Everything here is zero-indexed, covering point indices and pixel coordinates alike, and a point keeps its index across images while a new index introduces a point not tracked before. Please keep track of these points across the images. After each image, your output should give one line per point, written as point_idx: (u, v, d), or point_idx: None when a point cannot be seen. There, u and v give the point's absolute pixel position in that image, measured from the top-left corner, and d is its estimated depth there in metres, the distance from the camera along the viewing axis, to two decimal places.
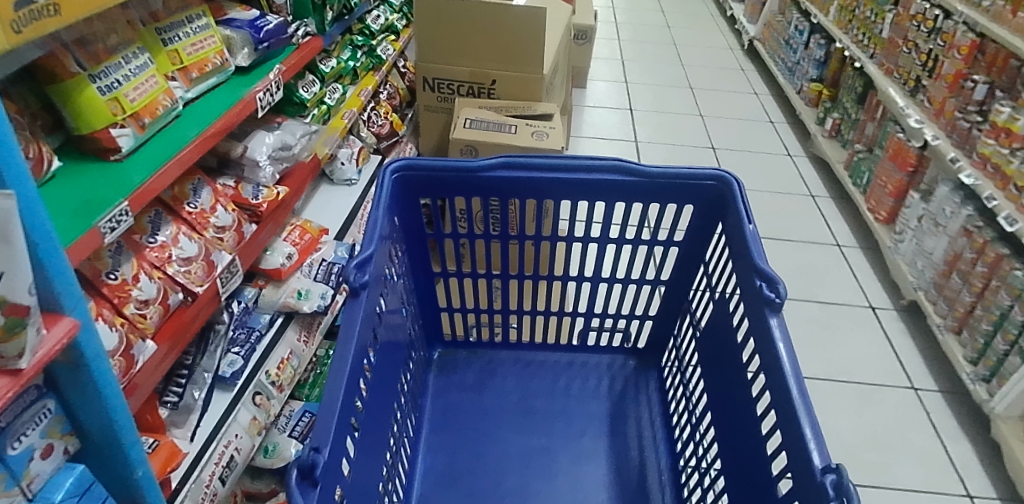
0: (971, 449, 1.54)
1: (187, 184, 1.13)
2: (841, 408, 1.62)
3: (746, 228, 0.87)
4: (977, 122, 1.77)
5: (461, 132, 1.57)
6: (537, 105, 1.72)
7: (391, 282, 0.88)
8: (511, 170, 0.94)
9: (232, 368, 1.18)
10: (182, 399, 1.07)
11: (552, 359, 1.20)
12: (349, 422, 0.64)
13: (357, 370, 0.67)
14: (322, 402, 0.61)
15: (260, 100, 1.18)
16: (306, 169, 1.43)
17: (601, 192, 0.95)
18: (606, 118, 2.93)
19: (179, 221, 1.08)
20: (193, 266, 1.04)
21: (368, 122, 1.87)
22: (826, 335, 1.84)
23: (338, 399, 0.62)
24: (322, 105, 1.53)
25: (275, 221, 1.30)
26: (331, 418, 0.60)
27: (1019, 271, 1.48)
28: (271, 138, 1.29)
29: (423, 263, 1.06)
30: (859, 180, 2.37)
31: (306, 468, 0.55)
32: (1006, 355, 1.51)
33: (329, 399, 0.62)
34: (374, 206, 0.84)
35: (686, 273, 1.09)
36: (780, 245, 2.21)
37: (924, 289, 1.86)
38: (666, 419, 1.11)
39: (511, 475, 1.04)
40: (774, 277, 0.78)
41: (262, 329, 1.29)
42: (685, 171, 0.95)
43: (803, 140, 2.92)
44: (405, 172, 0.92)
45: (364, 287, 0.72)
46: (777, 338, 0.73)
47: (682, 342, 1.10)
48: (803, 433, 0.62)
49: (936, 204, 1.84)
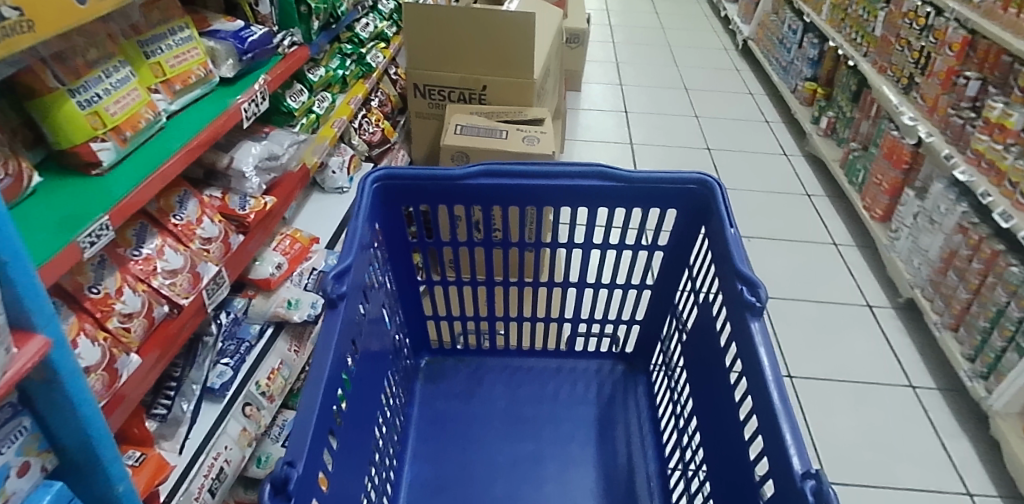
0: (971, 448, 1.53)
1: (173, 196, 1.13)
2: (839, 408, 1.60)
3: (728, 231, 0.87)
4: (970, 119, 1.77)
5: (451, 139, 1.57)
6: (528, 110, 1.71)
7: (372, 291, 0.87)
8: (492, 178, 0.93)
9: (222, 379, 1.18)
10: (171, 411, 1.07)
11: (540, 365, 1.19)
12: (326, 433, 0.64)
13: (335, 380, 0.67)
14: (298, 412, 0.61)
15: (245, 110, 1.18)
16: (295, 179, 1.42)
17: (583, 198, 0.94)
18: (601, 120, 2.92)
19: (164, 233, 1.08)
20: (178, 278, 1.04)
21: (359, 130, 1.87)
22: (823, 335, 1.83)
23: (314, 410, 0.61)
24: (311, 115, 1.53)
25: (264, 230, 1.30)
26: (306, 429, 0.59)
27: (1014, 266, 1.47)
28: (257, 148, 1.29)
29: (408, 271, 1.06)
30: (856, 179, 2.36)
31: (279, 483, 0.54)
32: (1004, 351, 1.49)
33: (305, 410, 0.61)
34: (353, 216, 0.83)
35: (672, 276, 1.08)
36: (777, 245, 2.20)
37: (920, 287, 1.85)
38: (655, 423, 1.11)
39: (499, 483, 1.03)
40: (755, 280, 0.77)
41: (252, 340, 1.29)
42: (667, 175, 0.94)
43: (798, 139, 2.92)
44: (385, 181, 0.92)
45: (342, 298, 0.71)
46: (759, 341, 0.72)
47: (669, 345, 1.09)
48: (784, 438, 0.62)
49: (931, 201, 1.83)
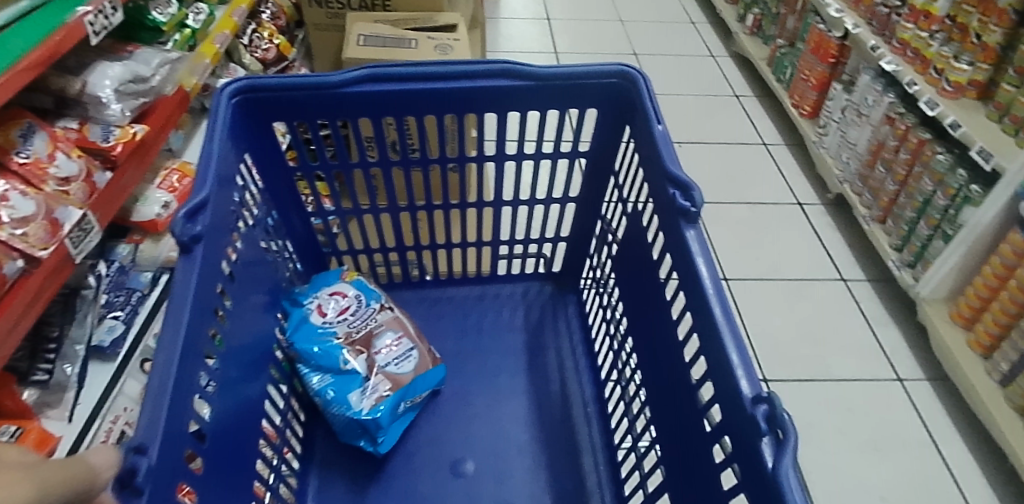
0: (899, 334, 1.57)
1: (14, 130, 0.92)
2: (773, 305, 1.62)
3: (655, 129, 0.77)
4: (895, 7, 1.71)
5: (353, 51, 1.36)
6: (438, 16, 1.50)
7: (246, 226, 0.74)
8: (378, 83, 0.80)
9: (112, 335, 1.01)
10: (54, 377, 0.91)
11: (462, 294, 1.11)
12: (195, 368, 0.55)
13: (201, 314, 0.57)
14: (200, 151, 0.67)
15: (91, 24, 0.95)
16: (172, 104, 1.22)
17: (490, 101, 0.83)
18: (523, 29, 2.73)
19: (7, 175, 0.89)
20: (31, 227, 0.84)
21: (249, 47, 1.65)
22: (756, 235, 1.82)
23: (185, 314, 0.54)
24: (184, 30, 1.31)
25: (137, 165, 1.10)
26: (183, 311, 0.54)
27: (941, 154, 1.48)
28: (116, 69, 1.08)
29: (295, 203, 0.92)
30: (782, 76, 2.30)
31: (125, 474, 0.43)
32: (930, 240, 1.52)
33: (206, 151, 0.67)
34: (207, 137, 0.68)
35: (597, 184, 0.98)
36: (708, 149, 2.15)
37: (849, 182, 1.85)
38: (588, 346, 1.05)
39: (424, 424, 0.95)
40: (688, 183, 0.68)
41: (145, 290, 1.11)
42: (586, 67, 0.82)
43: (725, 40, 2.82)
44: (246, 94, 0.76)
45: (198, 240, 0.59)
46: (696, 251, 0.64)
47: (600, 262, 1.02)
48: (729, 359, 0.55)
49: (859, 94, 1.80)
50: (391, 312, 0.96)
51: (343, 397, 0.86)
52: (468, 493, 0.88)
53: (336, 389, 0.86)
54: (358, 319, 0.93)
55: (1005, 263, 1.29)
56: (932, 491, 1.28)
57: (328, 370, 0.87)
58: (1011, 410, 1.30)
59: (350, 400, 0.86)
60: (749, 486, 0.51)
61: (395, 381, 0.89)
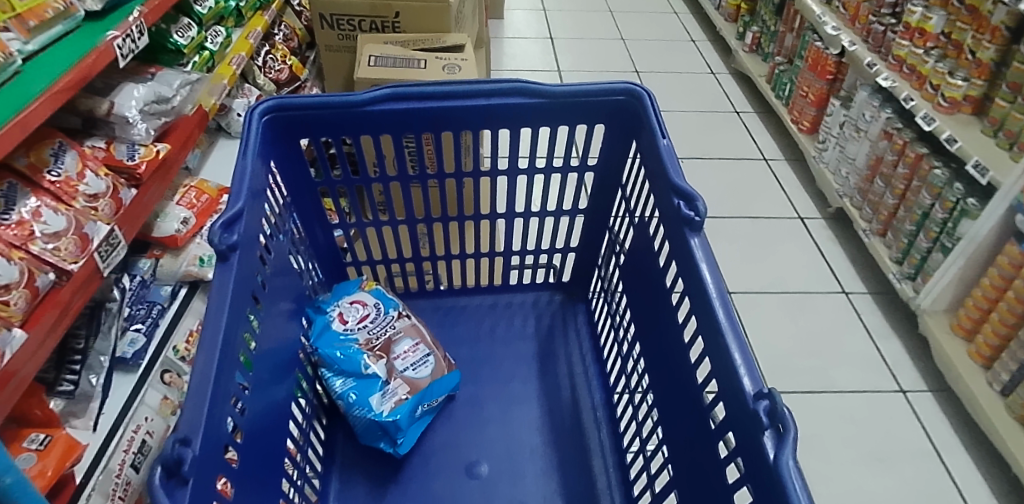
0: (901, 346, 1.60)
1: (46, 149, 0.96)
2: (776, 317, 1.65)
3: (661, 144, 0.81)
4: (890, 25, 1.76)
5: (366, 71, 1.40)
6: (446, 36, 1.54)
7: (274, 236, 0.78)
8: (399, 102, 0.84)
9: (133, 347, 1.05)
10: (79, 387, 0.93)
11: (473, 303, 1.14)
12: (232, 370, 0.58)
13: (237, 317, 0.61)
14: (234, 167, 0.71)
15: (120, 47, 0.98)
16: (192, 123, 1.27)
17: (504, 118, 0.87)
18: (526, 48, 2.79)
19: (39, 192, 0.92)
20: (62, 241, 0.88)
21: (264, 68, 1.71)
22: (758, 249, 1.86)
23: (224, 318, 0.58)
24: (204, 52, 1.36)
25: (160, 182, 1.15)
26: (221, 313, 0.58)
27: (938, 169, 1.52)
28: (141, 89, 1.13)
29: (318, 214, 0.96)
30: (781, 92, 2.35)
31: (171, 464, 0.46)
32: (929, 252, 1.55)
33: (240, 166, 0.71)
34: (241, 153, 0.73)
35: (606, 197, 1.02)
36: (710, 164, 2.19)
37: (849, 196, 1.89)
38: (597, 353, 1.08)
39: (438, 427, 0.98)
40: (692, 194, 0.72)
41: (164, 303, 1.16)
42: (595, 87, 0.87)
43: (724, 57, 2.88)
44: (276, 112, 0.81)
45: (235, 249, 0.63)
46: (699, 257, 0.68)
47: (608, 272, 1.05)
48: (732, 359, 0.58)
49: (857, 109, 1.84)
50: (408, 319, 1.00)
51: (364, 399, 0.89)
52: (482, 495, 0.91)
53: (358, 392, 0.89)
54: (377, 326, 0.96)
55: (1003, 274, 1.32)
56: (935, 497, 1.30)
57: (350, 375, 0.90)
58: (1011, 418, 1.32)
59: (371, 402, 0.89)
60: (751, 478, 0.54)
61: (413, 385, 0.93)
